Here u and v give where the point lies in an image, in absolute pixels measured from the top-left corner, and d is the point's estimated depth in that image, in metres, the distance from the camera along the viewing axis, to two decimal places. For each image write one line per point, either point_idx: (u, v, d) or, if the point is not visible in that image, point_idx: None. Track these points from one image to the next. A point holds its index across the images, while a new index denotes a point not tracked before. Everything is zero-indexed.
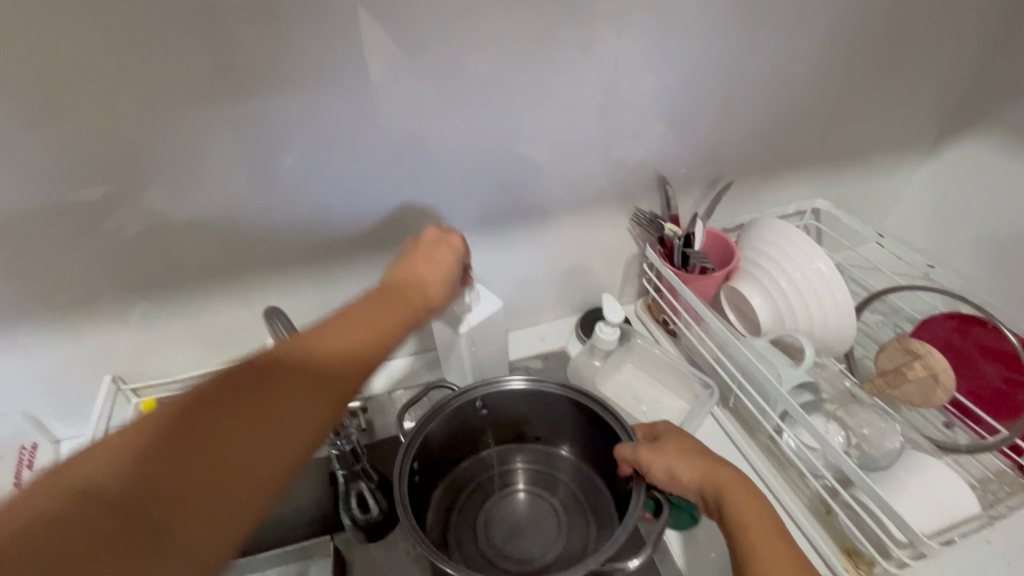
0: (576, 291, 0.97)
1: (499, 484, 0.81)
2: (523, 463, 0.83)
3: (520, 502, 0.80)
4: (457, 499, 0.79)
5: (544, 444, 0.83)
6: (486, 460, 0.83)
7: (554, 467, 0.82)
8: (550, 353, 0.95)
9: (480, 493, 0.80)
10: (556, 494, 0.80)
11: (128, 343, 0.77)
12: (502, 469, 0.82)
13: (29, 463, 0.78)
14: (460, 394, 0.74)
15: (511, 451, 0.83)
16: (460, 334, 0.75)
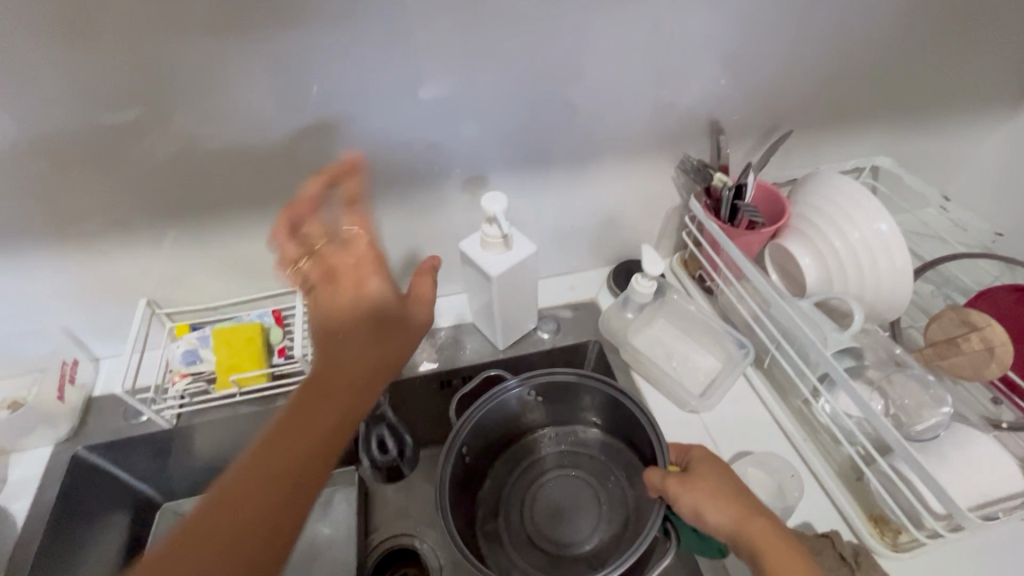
0: (612, 241, 0.94)
1: (532, 467, 0.84)
2: (551, 445, 0.85)
3: (562, 485, 0.83)
4: (502, 490, 0.83)
5: (567, 425, 0.85)
6: (520, 446, 0.85)
7: (582, 445, 0.85)
8: (581, 304, 0.93)
9: (523, 479, 0.84)
10: (590, 471, 0.83)
11: (161, 269, 0.77)
12: (535, 453, 0.85)
13: (70, 378, 0.78)
14: (479, 402, 0.77)
15: (540, 441, 0.85)
16: (492, 278, 0.71)
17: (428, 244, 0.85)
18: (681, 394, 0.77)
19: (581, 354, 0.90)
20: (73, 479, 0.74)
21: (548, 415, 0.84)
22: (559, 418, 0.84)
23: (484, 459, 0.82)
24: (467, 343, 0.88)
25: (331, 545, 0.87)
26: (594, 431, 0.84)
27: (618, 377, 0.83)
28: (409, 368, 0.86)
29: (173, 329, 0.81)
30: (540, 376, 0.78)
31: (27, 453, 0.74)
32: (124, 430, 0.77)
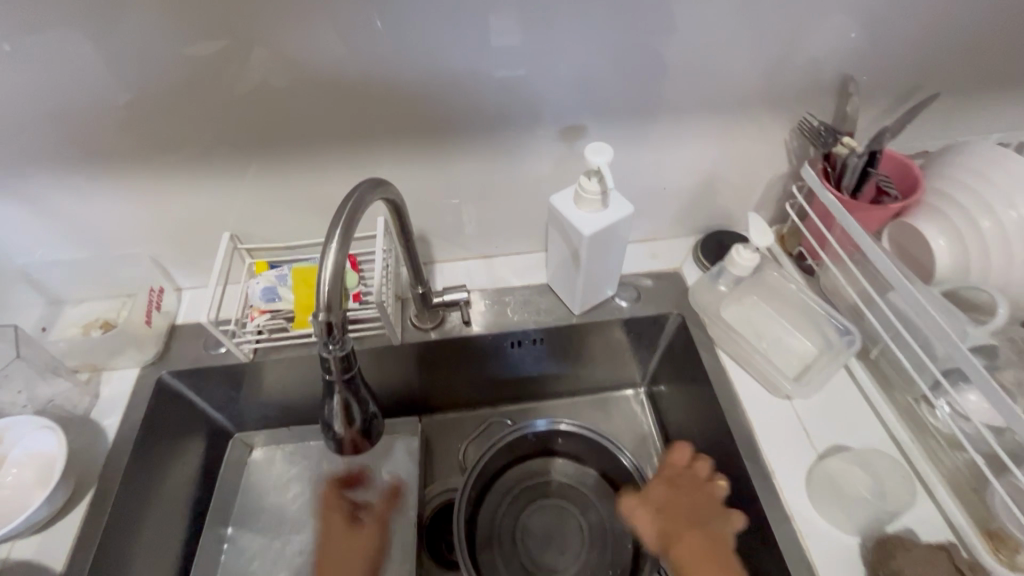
0: (703, 209, 0.87)
1: (518, 499, 0.84)
2: (528, 476, 0.85)
3: (550, 515, 0.83)
4: (495, 513, 0.82)
5: (545, 456, 0.86)
6: (505, 479, 0.84)
7: (557, 473, 0.86)
8: (663, 274, 0.87)
9: (515, 506, 0.83)
10: (572, 496, 0.84)
11: (244, 204, 0.76)
12: (518, 485, 0.85)
13: (156, 305, 0.79)
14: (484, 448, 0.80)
15: (522, 472, 0.85)
16: (582, 237, 0.67)
17: (509, 198, 0.81)
18: (772, 378, 0.71)
19: (660, 326, 0.85)
20: (157, 401, 0.77)
21: (527, 449, 0.85)
22: (538, 448, 0.85)
23: (477, 494, 0.81)
24: (542, 304, 0.84)
25: (391, 491, 0.88)
26: (567, 459, 0.86)
27: (702, 354, 0.77)
28: (481, 325, 0.83)
29: (253, 266, 0.81)
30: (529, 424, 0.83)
31: (116, 371, 0.77)
32: (205, 359, 0.79)
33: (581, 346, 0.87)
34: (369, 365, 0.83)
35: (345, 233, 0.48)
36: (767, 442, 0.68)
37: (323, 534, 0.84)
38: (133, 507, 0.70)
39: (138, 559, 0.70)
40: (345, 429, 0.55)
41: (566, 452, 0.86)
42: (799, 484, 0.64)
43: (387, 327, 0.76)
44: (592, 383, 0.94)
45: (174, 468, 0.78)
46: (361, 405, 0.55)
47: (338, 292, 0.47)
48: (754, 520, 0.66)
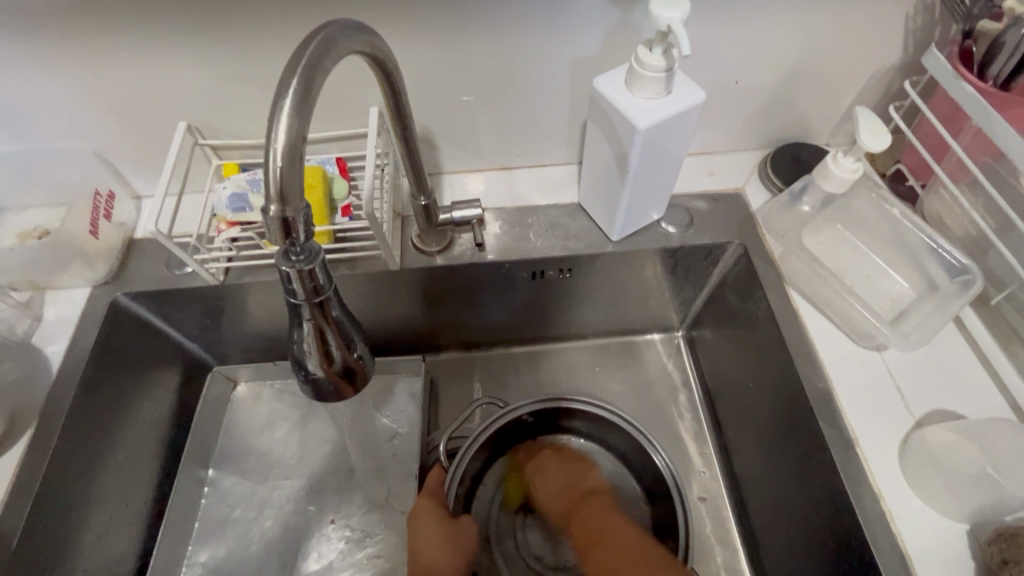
0: (780, 112, 0.69)
1: (518, 488, 0.72)
2: (528, 459, 0.73)
3: None
4: (499, 492, 0.71)
5: (548, 435, 0.74)
6: (502, 463, 0.73)
7: (564, 454, 0.74)
8: (721, 194, 0.71)
9: (521, 487, 0.72)
10: None
11: (203, 86, 0.60)
12: (516, 471, 0.73)
13: (106, 212, 0.66)
14: (483, 428, 0.67)
15: (521, 453, 0.73)
16: (634, 131, 0.51)
17: (536, 88, 0.64)
18: (864, 323, 0.57)
19: (713, 259, 0.70)
20: (113, 327, 0.65)
21: (528, 429, 0.72)
22: (541, 427, 0.73)
23: (470, 485, 0.69)
24: (571, 228, 0.69)
25: (392, 436, 0.78)
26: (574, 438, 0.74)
27: (768, 292, 0.63)
28: (496, 249, 0.68)
29: (219, 168, 0.66)
30: (534, 403, 0.69)
31: (63, 291, 0.65)
32: (167, 281, 0.66)
33: (614, 280, 0.72)
34: (363, 294, 0.70)
35: (306, 92, 0.32)
36: (849, 402, 0.55)
37: (314, 481, 0.75)
38: (86, 447, 0.61)
39: (97, 504, 0.62)
40: (323, 370, 0.43)
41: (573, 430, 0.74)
42: (888, 453, 0.52)
43: (382, 248, 0.62)
44: (624, 324, 0.81)
45: (139, 404, 0.67)
46: (344, 340, 0.42)
47: (298, 177, 0.32)
48: (826, 494, 0.54)
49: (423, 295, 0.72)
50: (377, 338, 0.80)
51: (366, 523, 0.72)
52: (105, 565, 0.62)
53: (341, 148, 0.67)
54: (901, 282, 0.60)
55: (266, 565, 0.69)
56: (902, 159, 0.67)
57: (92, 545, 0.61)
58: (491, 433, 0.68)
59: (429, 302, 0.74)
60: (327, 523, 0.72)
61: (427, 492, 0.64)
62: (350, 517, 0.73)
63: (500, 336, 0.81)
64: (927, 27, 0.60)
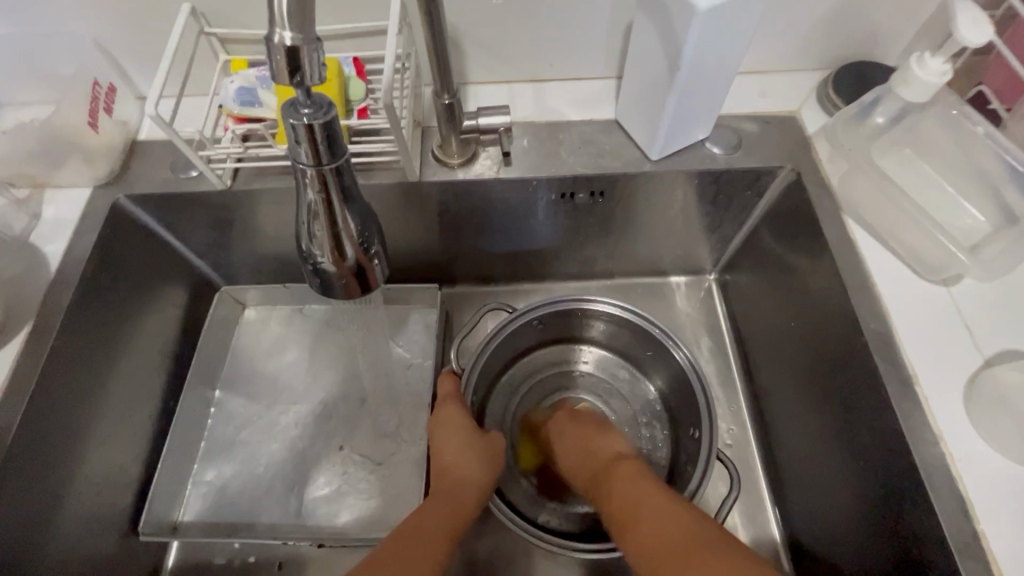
0: (849, 22, 0.61)
1: (529, 396, 0.71)
2: (540, 367, 0.72)
3: (576, 407, 0.70)
4: (511, 402, 0.70)
5: (561, 344, 0.72)
6: (513, 374, 0.71)
7: (576, 362, 0.72)
8: (773, 116, 0.64)
9: (534, 396, 0.71)
10: (597, 389, 0.71)
11: None
12: (528, 380, 0.71)
13: (106, 107, 0.61)
14: (489, 335, 0.65)
15: (532, 362, 0.71)
16: (692, 15, 0.44)
17: None
18: (930, 256, 0.52)
19: (759, 189, 0.64)
20: (115, 232, 0.62)
21: (540, 336, 0.70)
22: (554, 333, 0.70)
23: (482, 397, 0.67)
24: (606, 146, 0.63)
25: (404, 366, 0.74)
26: (586, 346, 0.72)
27: (822, 221, 0.57)
28: (525, 164, 0.63)
29: (228, 64, 0.60)
30: (541, 306, 0.66)
31: (63, 190, 0.61)
32: (171, 185, 0.62)
33: (649, 208, 0.67)
34: (378, 212, 0.65)
35: None
36: (909, 340, 0.50)
37: (324, 407, 0.73)
38: (86, 353, 0.58)
39: (99, 413, 0.59)
40: (334, 263, 0.39)
41: (587, 338, 0.71)
42: (952, 394, 0.47)
43: (400, 154, 0.57)
44: (654, 262, 0.76)
45: (142, 316, 0.65)
46: (358, 231, 0.38)
47: (307, 8, 0.27)
48: (873, 436, 0.50)
49: (443, 217, 0.67)
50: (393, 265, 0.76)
51: (374, 451, 0.70)
52: (109, 474, 0.60)
53: (358, 47, 0.62)
54: (978, 213, 0.54)
55: (273, 487, 0.68)
56: (984, 80, 0.59)
57: (96, 453, 0.59)
58: (504, 335, 0.66)
59: (449, 226, 0.69)
60: (335, 449, 0.70)
61: (444, 398, 0.62)
62: (359, 444, 0.70)
63: (522, 269, 0.77)
64: None
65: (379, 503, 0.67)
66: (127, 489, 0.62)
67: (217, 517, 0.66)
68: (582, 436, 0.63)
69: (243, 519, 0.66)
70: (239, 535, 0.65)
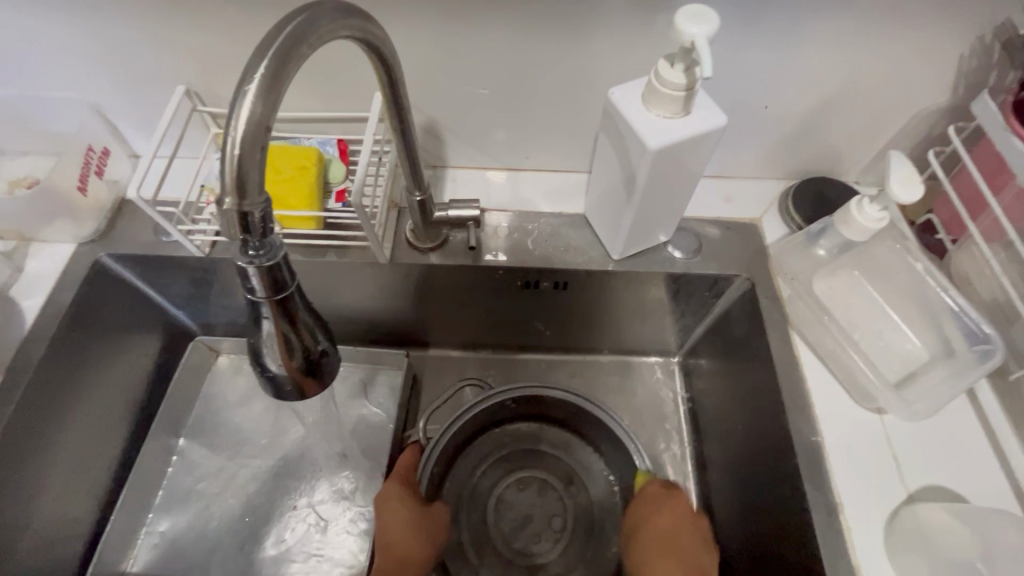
0: (809, 143, 0.65)
1: (494, 470, 0.69)
2: (506, 443, 0.70)
3: (534, 488, 0.69)
4: (472, 475, 0.69)
5: (535, 420, 0.71)
6: (476, 446, 0.69)
7: (544, 443, 0.70)
8: (735, 223, 0.67)
9: (496, 470, 0.69)
10: (558, 472, 0.69)
11: (201, 53, 0.58)
12: (491, 455, 0.70)
13: (97, 169, 0.64)
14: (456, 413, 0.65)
15: (502, 436, 0.70)
16: (646, 152, 0.47)
17: (552, 91, 0.61)
18: (866, 382, 0.54)
19: (717, 290, 0.66)
20: (93, 287, 0.64)
21: (511, 411, 0.69)
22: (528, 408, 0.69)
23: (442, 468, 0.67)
24: (573, 241, 0.66)
25: (366, 427, 0.75)
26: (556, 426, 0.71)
27: (770, 334, 0.59)
28: (492, 252, 0.65)
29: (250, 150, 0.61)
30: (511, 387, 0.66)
31: (48, 245, 0.64)
32: (154, 246, 0.64)
33: (614, 298, 0.68)
34: (349, 282, 0.67)
35: (273, 77, 0.29)
36: (839, 465, 0.52)
37: (281, 464, 0.73)
38: (48, 403, 0.61)
39: (57, 460, 0.62)
40: (284, 368, 0.39)
41: (553, 418, 0.70)
42: (871, 526, 0.49)
43: (369, 240, 0.60)
44: (621, 343, 0.76)
45: (113, 367, 0.67)
46: (308, 336, 0.39)
47: (259, 168, 0.30)
48: (799, 557, 0.51)
49: (414, 291, 0.69)
50: (363, 328, 0.77)
51: (327, 512, 0.70)
52: (59, 524, 0.62)
53: (343, 130, 0.65)
54: (916, 342, 0.56)
55: (223, 543, 0.68)
56: (934, 209, 0.62)
57: (48, 503, 0.61)
58: (468, 413, 0.66)
59: (419, 298, 0.71)
60: (289, 508, 0.71)
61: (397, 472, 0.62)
62: (311, 506, 0.71)
63: (492, 340, 0.77)
64: (981, 71, 0.56)
65: (326, 567, 0.67)
66: (76, 538, 0.64)
67: (166, 570, 0.67)
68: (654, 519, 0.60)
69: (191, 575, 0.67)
70: None
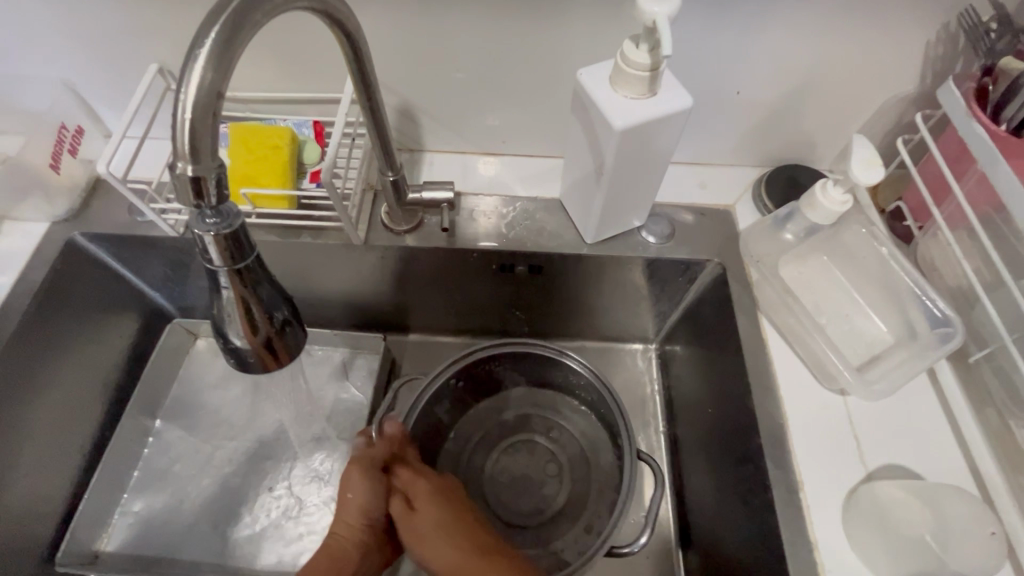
0: (781, 131, 0.65)
1: (469, 440, 0.70)
2: (483, 414, 0.71)
3: (523, 447, 0.70)
4: (457, 451, 0.69)
5: (503, 393, 0.71)
6: (458, 421, 0.70)
7: (521, 405, 0.71)
8: (709, 209, 0.67)
9: (481, 443, 0.70)
10: (541, 428, 0.70)
11: (174, 31, 0.57)
12: (473, 429, 0.70)
13: (71, 148, 0.64)
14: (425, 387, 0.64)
15: (477, 417, 0.71)
16: (612, 133, 0.48)
17: (525, 74, 0.61)
18: (829, 364, 0.55)
19: (690, 276, 0.66)
20: (65, 266, 0.64)
21: (486, 380, 0.70)
22: (495, 384, 0.70)
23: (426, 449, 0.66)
24: (548, 225, 0.67)
25: (343, 410, 0.75)
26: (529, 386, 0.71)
27: (739, 318, 0.60)
28: (467, 235, 0.66)
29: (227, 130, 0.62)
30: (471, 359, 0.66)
31: (21, 224, 0.64)
32: (127, 226, 0.64)
33: (588, 282, 0.69)
34: (325, 264, 0.68)
35: (224, 44, 0.30)
36: (802, 444, 0.53)
37: (257, 446, 0.73)
38: (20, 381, 0.61)
39: (30, 438, 0.62)
40: (247, 340, 0.39)
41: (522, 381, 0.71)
42: (830, 504, 0.50)
43: (343, 220, 0.60)
44: (598, 329, 0.77)
45: (87, 347, 0.67)
46: (271, 309, 0.39)
47: (210, 134, 0.30)
48: (759, 534, 0.52)
49: (390, 274, 0.70)
50: (341, 312, 0.77)
51: (303, 493, 0.70)
52: (31, 503, 0.62)
53: (319, 112, 0.65)
54: (880, 327, 0.57)
55: (198, 524, 0.69)
56: (903, 197, 0.63)
57: (20, 482, 0.61)
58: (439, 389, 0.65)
59: (396, 281, 0.71)
60: (264, 490, 0.71)
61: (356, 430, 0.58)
62: (287, 488, 0.71)
63: (470, 325, 0.78)
64: (947, 58, 0.57)
65: (300, 547, 0.67)
66: (49, 517, 0.64)
67: (139, 550, 0.67)
68: (435, 515, 0.52)
69: (163, 555, 0.67)
70: (159, 570, 0.66)
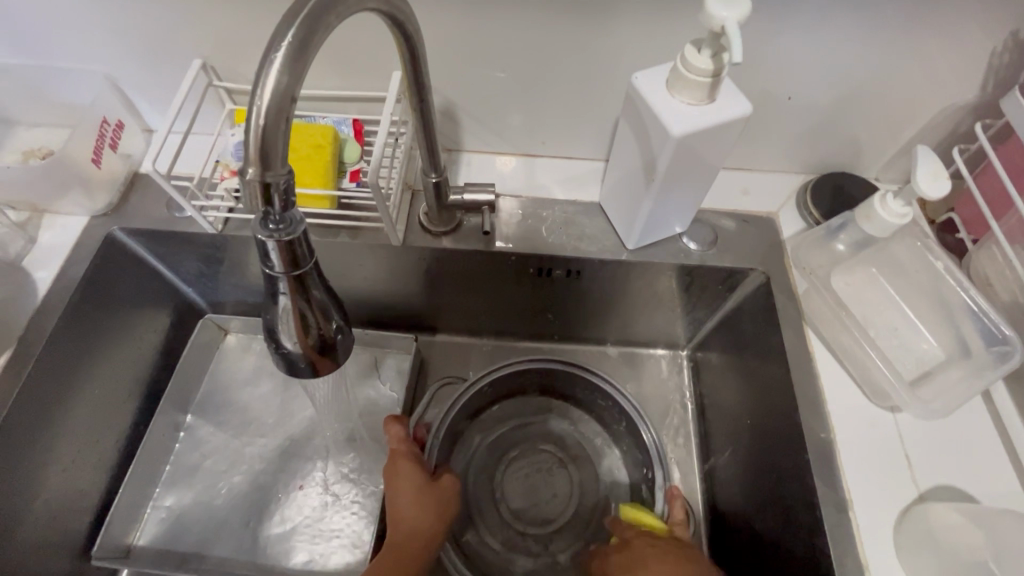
0: (830, 138, 0.64)
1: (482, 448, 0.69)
2: (496, 423, 0.70)
3: (535, 456, 0.69)
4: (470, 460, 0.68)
5: (516, 399, 0.71)
6: (472, 428, 0.69)
7: (534, 415, 0.71)
8: (752, 216, 0.66)
9: (494, 451, 0.69)
10: (554, 438, 0.70)
11: (220, 28, 0.57)
12: (486, 437, 0.69)
13: (112, 142, 0.64)
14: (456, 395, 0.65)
15: (485, 423, 0.69)
16: (668, 139, 0.47)
17: (571, 76, 0.60)
18: (880, 379, 0.53)
19: (731, 283, 0.65)
20: (105, 260, 0.64)
21: (504, 389, 0.69)
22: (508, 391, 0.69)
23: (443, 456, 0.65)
24: (587, 228, 0.66)
25: (373, 410, 0.75)
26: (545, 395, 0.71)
27: (784, 329, 0.58)
28: (506, 237, 0.65)
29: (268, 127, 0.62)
30: (495, 368, 0.66)
31: (63, 217, 0.65)
32: (167, 222, 0.64)
33: (625, 288, 0.68)
34: (361, 263, 0.67)
35: (300, 48, 0.29)
36: (850, 461, 0.51)
37: (287, 443, 0.73)
38: (60, 376, 0.61)
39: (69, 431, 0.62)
40: (299, 345, 0.39)
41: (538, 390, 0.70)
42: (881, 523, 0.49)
43: (384, 221, 0.59)
44: (631, 334, 0.76)
45: (124, 341, 0.67)
46: (323, 314, 0.38)
47: (283, 138, 0.30)
48: (804, 551, 0.51)
49: (425, 275, 0.69)
50: (372, 311, 0.77)
51: (333, 492, 0.70)
52: (70, 495, 0.63)
53: (360, 110, 0.65)
54: (932, 341, 0.56)
55: (228, 519, 0.69)
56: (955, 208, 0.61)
57: (59, 475, 0.61)
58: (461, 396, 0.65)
59: (430, 282, 0.70)
60: (294, 487, 0.71)
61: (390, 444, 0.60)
62: (317, 486, 0.71)
63: (501, 327, 0.77)
64: (1011, 68, 0.55)
65: (330, 546, 0.67)
66: (85, 509, 0.64)
67: (171, 544, 0.67)
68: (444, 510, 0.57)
69: (194, 550, 0.67)
70: (190, 565, 0.66)
